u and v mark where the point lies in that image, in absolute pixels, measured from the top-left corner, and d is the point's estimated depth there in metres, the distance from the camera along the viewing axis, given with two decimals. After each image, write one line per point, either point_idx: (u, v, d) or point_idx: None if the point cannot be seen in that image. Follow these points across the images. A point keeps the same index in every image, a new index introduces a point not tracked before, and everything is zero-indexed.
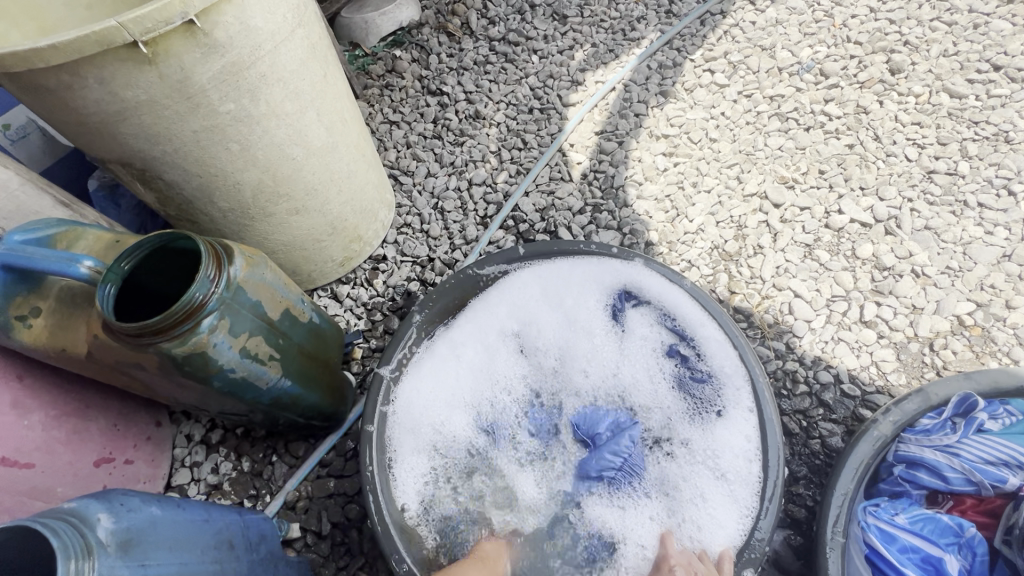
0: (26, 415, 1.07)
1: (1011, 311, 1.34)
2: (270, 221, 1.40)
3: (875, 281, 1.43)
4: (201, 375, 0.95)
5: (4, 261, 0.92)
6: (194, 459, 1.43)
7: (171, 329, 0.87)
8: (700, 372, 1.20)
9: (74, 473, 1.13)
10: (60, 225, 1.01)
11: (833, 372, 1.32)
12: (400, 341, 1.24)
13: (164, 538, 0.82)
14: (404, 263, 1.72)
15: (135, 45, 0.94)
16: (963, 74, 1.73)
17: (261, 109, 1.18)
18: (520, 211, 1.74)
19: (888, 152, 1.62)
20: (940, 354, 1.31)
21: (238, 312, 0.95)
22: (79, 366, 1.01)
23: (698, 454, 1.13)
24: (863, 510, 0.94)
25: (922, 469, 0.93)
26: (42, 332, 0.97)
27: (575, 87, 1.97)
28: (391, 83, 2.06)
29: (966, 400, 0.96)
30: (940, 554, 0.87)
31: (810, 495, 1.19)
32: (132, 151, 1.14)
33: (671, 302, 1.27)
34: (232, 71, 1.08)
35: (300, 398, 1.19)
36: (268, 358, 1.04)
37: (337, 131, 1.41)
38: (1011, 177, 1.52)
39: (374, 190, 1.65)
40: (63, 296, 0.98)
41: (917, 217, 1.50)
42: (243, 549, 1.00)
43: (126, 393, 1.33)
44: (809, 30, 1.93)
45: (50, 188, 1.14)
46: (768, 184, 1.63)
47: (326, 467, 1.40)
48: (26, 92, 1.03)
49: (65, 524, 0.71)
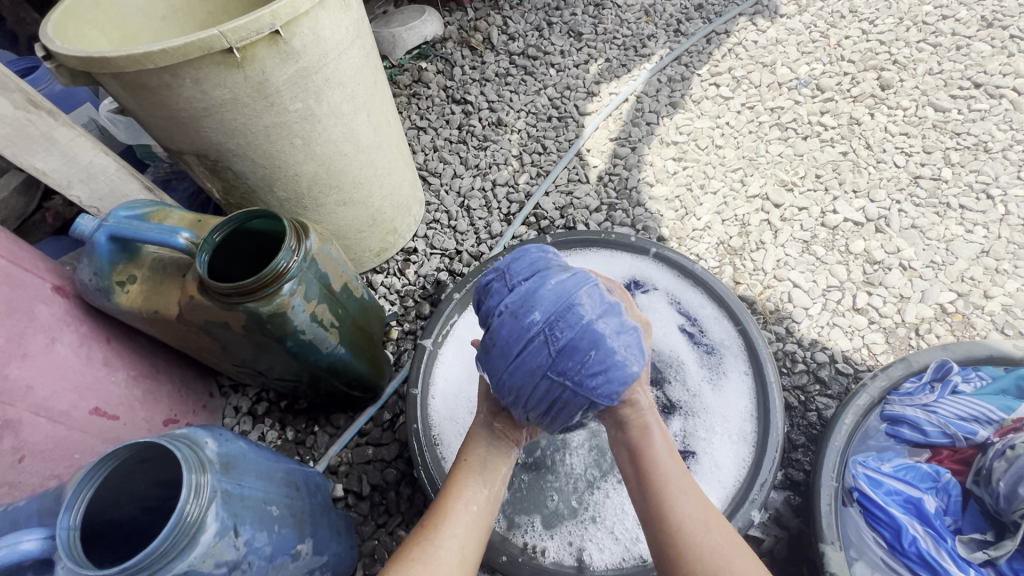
0: (113, 372, 1.20)
1: (988, 300, 1.48)
2: (320, 211, 1.55)
3: (867, 273, 1.58)
4: (279, 334, 1.09)
5: (112, 232, 1.07)
6: (242, 429, 1.55)
7: (258, 291, 1.02)
8: (703, 347, 1.36)
9: (148, 428, 1.26)
10: (152, 205, 1.16)
11: (828, 353, 1.46)
12: (439, 317, 1.41)
13: (252, 468, 0.97)
14: (434, 255, 1.86)
15: (230, 51, 1.10)
16: (946, 90, 1.90)
17: (323, 109, 1.34)
18: (541, 208, 1.89)
19: (878, 159, 1.79)
20: (924, 337, 1.45)
21: (311, 281, 1.10)
22: (166, 327, 1.15)
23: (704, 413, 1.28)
24: (855, 462, 1.07)
25: (904, 425, 1.08)
26: (137, 297, 1.12)
27: (590, 98, 2.14)
28: (419, 92, 2.23)
29: (942, 366, 1.12)
30: (920, 495, 1.01)
31: (807, 460, 1.32)
32: (209, 143, 1.29)
33: (675, 287, 1.45)
34: (303, 75, 1.24)
35: (351, 366, 1.33)
36: (329, 324, 1.18)
37: (383, 132, 1.57)
38: (989, 182, 1.68)
39: (409, 188, 1.81)
40: (156, 266, 1.12)
41: (905, 217, 1.65)
42: (307, 491, 1.13)
43: (187, 364, 1.46)
44: (806, 49, 2.11)
45: (135, 175, 1.29)
46: (770, 187, 1.79)
47: (365, 436, 1.52)
48: (127, 90, 1.18)
49: (182, 444, 0.86)
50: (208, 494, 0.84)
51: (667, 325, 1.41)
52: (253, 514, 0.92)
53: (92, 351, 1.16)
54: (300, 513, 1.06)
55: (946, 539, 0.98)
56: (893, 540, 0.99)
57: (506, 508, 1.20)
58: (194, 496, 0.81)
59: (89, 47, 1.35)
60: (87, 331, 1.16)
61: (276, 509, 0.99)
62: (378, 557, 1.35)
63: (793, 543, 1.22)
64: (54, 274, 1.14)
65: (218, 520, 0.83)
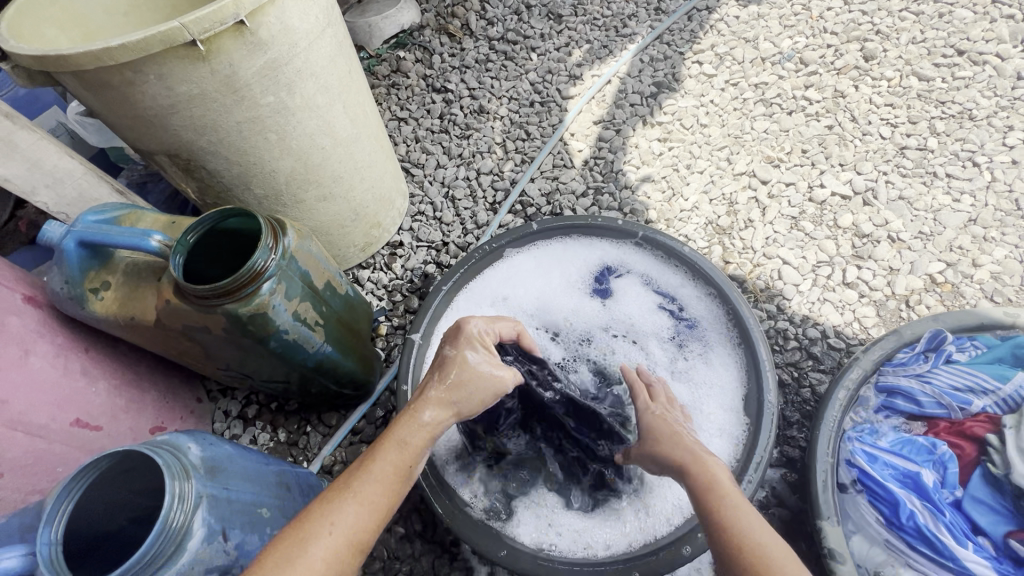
0: (94, 382, 1.17)
1: (977, 269, 1.48)
2: (300, 207, 1.52)
3: (856, 247, 1.57)
4: (261, 335, 1.06)
5: (80, 238, 1.03)
6: (233, 433, 1.53)
7: (236, 291, 0.99)
8: (682, 321, 1.38)
9: (134, 437, 1.23)
10: (123, 208, 1.12)
11: (820, 328, 1.46)
12: (426, 311, 1.38)
13: (240, 471, 0.95)
14: (420, 247, 1.83)
15: (194, 44, 1.06)
16: (930, 59, 1.89)
17: (296, 101, 1.30)
18: (527, 196, 1.86)
19: (864, 132, 1.77)
20: (915, 308, 1.45)
21: (291, 279, 1.07)
22: (144, 334, 1.11)
23: (691, 386, 1.29)
24: (852, 437, 1.07)
25: (898, 396, 1.09)
26: (112, 303, 1.08)
27: (573, 81, 2.10)
28: (398, 82, 2.18)
29: (937, 336, 1.10)
30: (916, 469, 1.00)
31: (802, 437, 1.32)
32: (180, 141, 1.24)
33: (653, 269, 1.45)
34: (272, 66, 1.19)
35: (339, 364, 1.31)
36: (314, 323, 1.15)
37: (360, 123, 1.53)
38: (975, 150, 1.67)
39: (391, 180, 1.77)
40: (130, 271, 1.09)
41: (892, 188, 1.64)
42: (299, 491, 1.12)
43: (171, 370, 1.43)
44: (788, 23, 2.08)
45: (105, 177, 1.25)
46: (756, 164, 1.77)
47: (358, 434, 1.51)
48: (90, 90, 1.13)
49: (164, 450, 0.85)
50: (193, 501, 0.82)
51: (645, 304, 1.42)
52: (243, 519, 0.90)
53: (69, 362, 1.13)
54: (293, 513, 1.05)
55: (945, 513, 0.96)
56: (891, 515, 0.98)
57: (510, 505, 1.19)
58: (177, 504, 0.79)
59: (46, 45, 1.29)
60: (63, 341, 1.13)
61: (267, 511, 0.97)
62: (376, 554, 1.34)
63: (795, 520, 1.23)
64: (23, 284, 1.11)
65: (204, 525, 0.82)
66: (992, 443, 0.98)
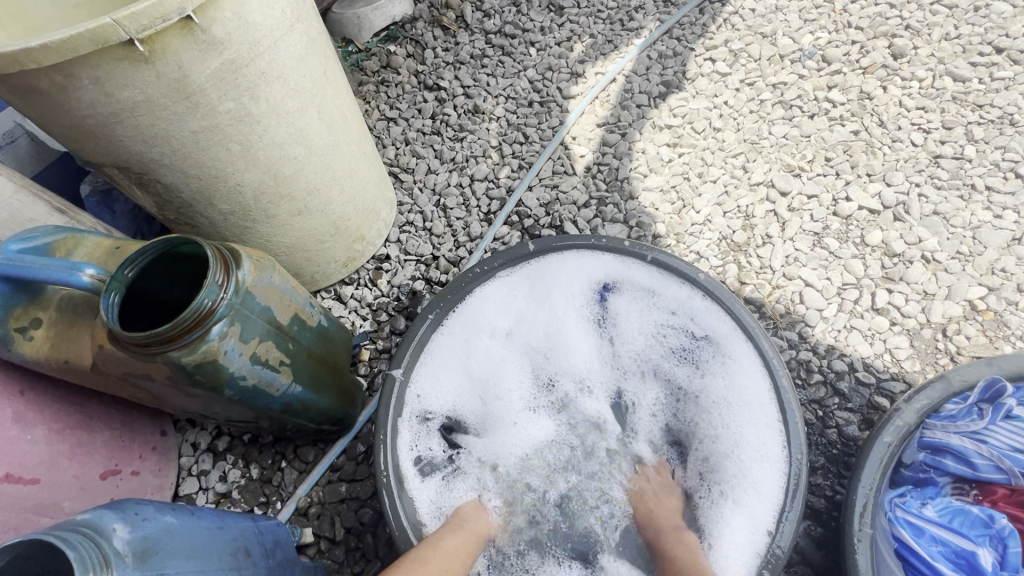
0: (30, 429, 1.04)
1: (1022, 295, 1.34)
2: (273, 222, 1.37)
3: (885, 268, 1.42)
4: (212, 384, 0.92)
5: (2, 271, 0.88)
6: (200, 468, 1.40)
7: (178, 338, 0.84)
8: (701, 355, 1.23)
9: (80, 487, 1.10)
10: (58, 233, 0.98)
11: (847, 360, 1.32)
12: (409, 344, 1.23)
13: (181, 547, 0.81)
14: (408, 262, 1.69)
15: (132, 43, 0.91)
16: (965, 57, 1.72)
17: (261, 108, 1.15)
18: (524, 206, 1.71)
19: (894, 138, 1.61)
20: (953, 339, 1.31)
21: (248, 319, 0.93)
22: (83, 378, 0.97)
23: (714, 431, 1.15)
24: (892, 504, 0.93)
25: (948, 456, 0.92)
26: (43, 344, 0.94)
27: (574, 80, 1.93)
28: (387, 79, 2.02)
29: (993, 385, 0.94)
30: (973, 548, 0.86)
31: (828, 485, 1.19)
32: (129, 154, 1.10)
33: (667, 290, 1.27)
34: (230, 68, 1.04)
35: (310, 403, 1.17)
36: (278, 364, 1.01)
37: (338, 129, 1.38)
38: (1018, 160, 1.52)
39: (376, 189, 1.62)
40: (65, 306, 0.95)
41: (926, 202, 1.49)
42: (260, 555, 0.99)
43: (129, 403, 1.29)
44: (809, 17, 1.91)
45: (44, 193, 1.11)
46: (775, 173, 1.62)
47: (337, 471, 1.37)
48: (18, 96, 0.98)
49: (79, 536, 0.70)
50: None
51: (659, 333, 1.27)
52: None
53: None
54: None
55: None
56: None
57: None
58: None
59: None
60: None
61: None
62: None
63: None
64: None
65: None
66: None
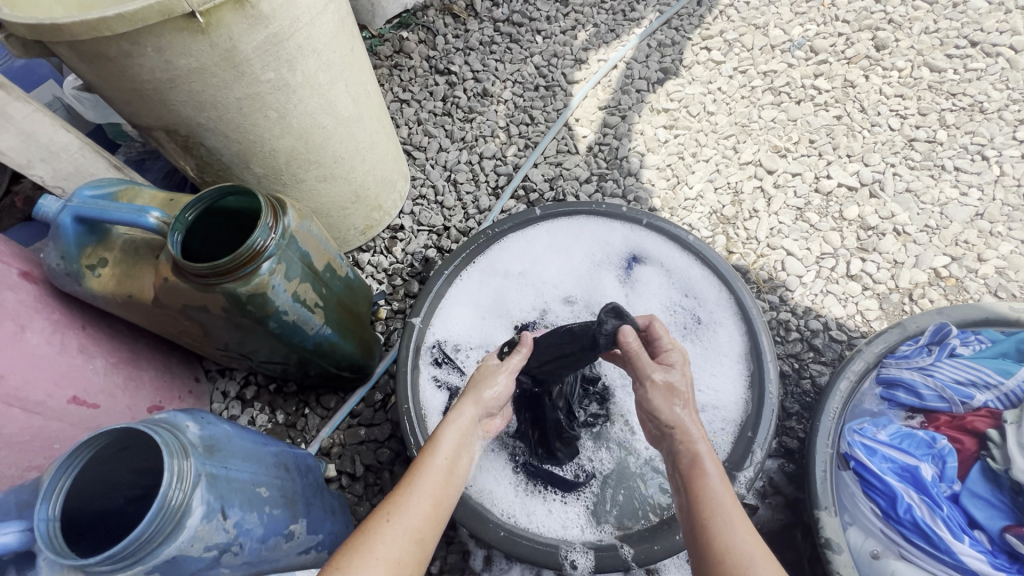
0: (91, 359, 1.16)
1: (982, 264, 1.48)
2: (301, 187, 1.50)
3: (860, 239, 1.56)
4: (260, 315, 1.05)
5: (77, 213, 1.01)
6: (230, 413, 1.52)
7: (235, 271, 0.98)
8: (696, 301, 1.36)
9: (132, 416, 1.23)
10: (120, 184, 1.10)
11: (822, 320, 1.46)
12: (427, 295, 1.35)
13: (238, 450, 0.95)
14: (421, 231, 1.81)
15: (192, 16, 1.03)
16: (942, 49, 1.85)
17: (298, 79, 1.27)
18: (530, 180, 1.84)
19: (873, 123, 1.75)
20: (918, 302, 1.45)
21: (292, 259, 1.06)
22: (143, 312, 1.10)
23: (698, 367, 1.29)
24: (851, 430, 1.06)
25: (900, 388, 1.08)
26: (109, 281, 1.07)
27: (578, 66, 2.06)
28: (400, 63, 2.14)
29: (941, 329, 1.10)
30: (915, 462, 1.00)
31: (801, 428, 1.32)
32: (178, 117, 1.22)
33: (666, 256, 1.42)
34: (274, 41, 1.17)
35: (338, 346, 1.30)
36: (314, 304, 1.14)
37: (362, 103, 1.50)
38: (985, 144, 1.65)
39: (393, 162, 1.75)
40: (128, 248, 1.07)
41: (899, 181, 1.63)
42: (297, 473, 1.12)
43: (169, 349, 1.42)
44: (799, 10, 2.04)
45: (101, 152, 1.23)
46: (763, 153, 1.75)
47: (356, 417, 1.50)
48: (86, 62, 1.11)
49: (162, 428, 0.84)
50: (192, 478, 0.82)
51: (655, 291, 1.40)
52: (242, 498, 0.90)
53: (66, 339, 1.12)
54: (291, 494, 1.05)
55: (942, 506, 0.96)
56: (888, 507, 0.98)
57: (516, 506, 1.17)
58: (176, 481, 0.79)
59: (30, 8, 1.18)
60: (60, 318, 1.12)
61: (266, 491, 0.97)
62: None
63: (789, 508, 1.24)
64: (19, 259, 1.09)
65: (204, 502, 0.82)
66: (993, 438, 0.99)
